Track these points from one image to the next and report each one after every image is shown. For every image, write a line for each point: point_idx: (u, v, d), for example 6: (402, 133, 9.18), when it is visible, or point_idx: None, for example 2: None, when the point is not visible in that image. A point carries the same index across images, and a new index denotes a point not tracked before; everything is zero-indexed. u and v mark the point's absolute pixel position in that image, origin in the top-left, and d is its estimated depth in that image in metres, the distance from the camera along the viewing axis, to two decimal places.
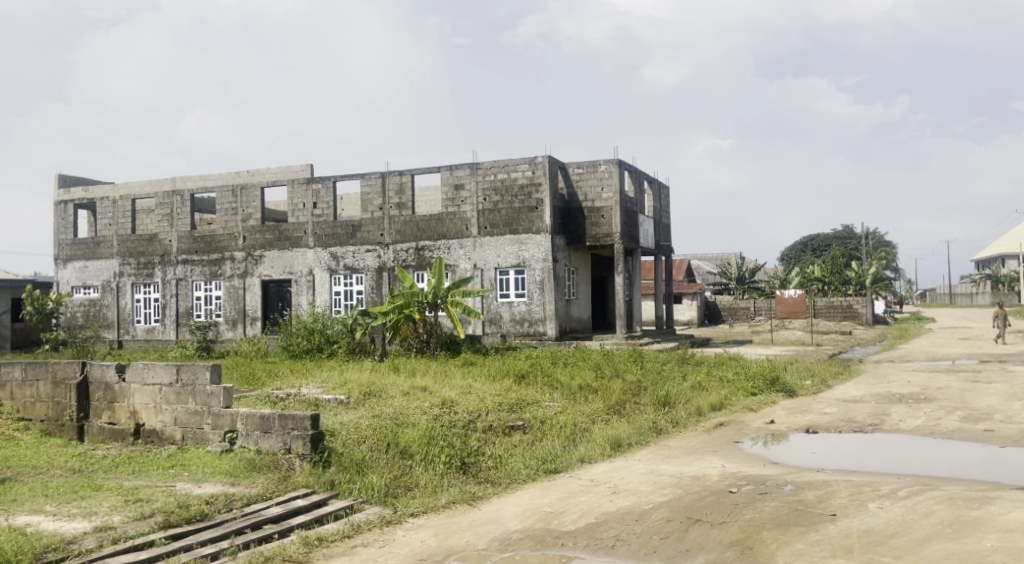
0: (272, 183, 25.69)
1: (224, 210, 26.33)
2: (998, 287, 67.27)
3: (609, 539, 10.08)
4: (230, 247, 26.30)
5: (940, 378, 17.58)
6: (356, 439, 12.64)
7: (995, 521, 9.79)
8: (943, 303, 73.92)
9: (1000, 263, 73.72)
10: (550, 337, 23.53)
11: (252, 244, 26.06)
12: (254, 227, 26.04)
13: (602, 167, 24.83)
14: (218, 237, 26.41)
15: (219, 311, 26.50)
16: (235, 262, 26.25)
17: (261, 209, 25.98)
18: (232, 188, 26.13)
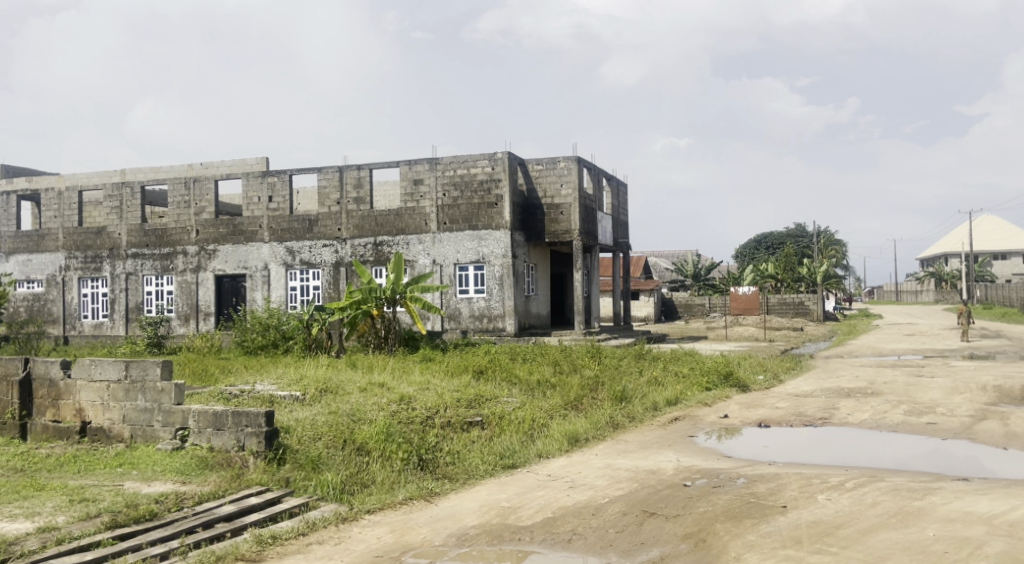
0: (226, 175, 25.52)
1: (177, 203, 26.12)
2: (942, 285, 68.76)
3: (566, 534, 10.22)
4: (183, 241, 26.09)
5: (886, 373, 17.94)
6: (312, 436, 12.66)
7: (937, 510, 10.06)
8: (891, 301, 75.28)
9: (943, 260, 75.26)
10: (508, 332, 23.69)
11: (205, 238, 25.89)
12: (207, 221, 25.87)
13: (561, 164, 24.98)
14: (170, 230, 26.20)
15: (170, 307, 26.33)
16: (187, 257, 26.06)
17: (214, 202, 25.80)
18: (185, 181, 25.89)
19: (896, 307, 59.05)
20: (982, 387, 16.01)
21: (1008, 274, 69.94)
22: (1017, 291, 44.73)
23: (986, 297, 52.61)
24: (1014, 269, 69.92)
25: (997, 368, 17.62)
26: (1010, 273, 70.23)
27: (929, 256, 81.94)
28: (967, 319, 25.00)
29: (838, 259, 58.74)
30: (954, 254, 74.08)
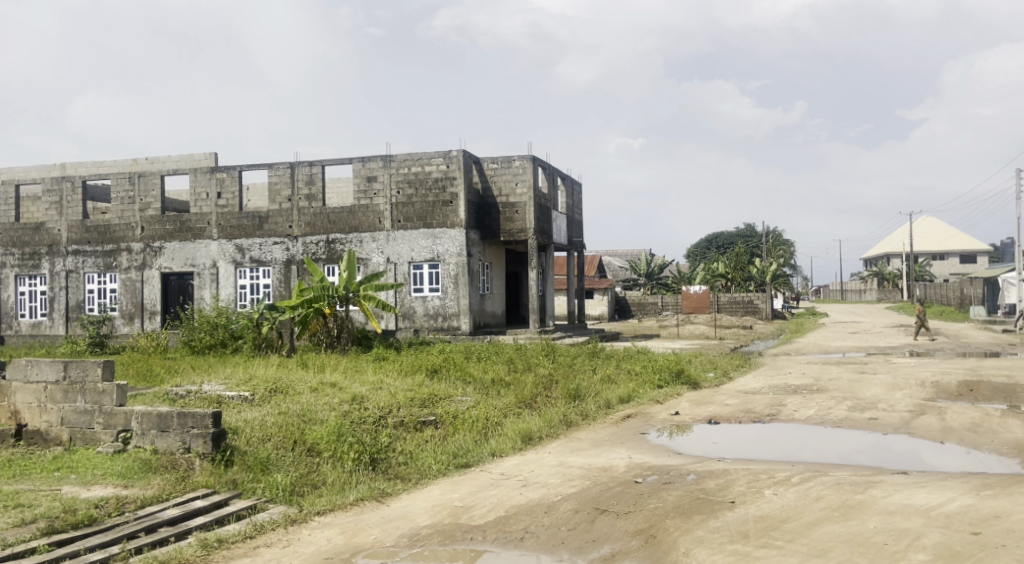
0: (173, 171, 25.23)
1: (120, 198, 25.73)
2: (885, 284, 70.04)
3: (518, 532, 10.29)
4: (127, 238, 25.75)
5: (830, 371, 18.26)
6: (261, 437, 12.57)
7: (878, 503, 10.27)
8: (835, 299, 76.67)
9: (885, 260, 76.67)
10: (464, 331, 23.74)
11: (150, 235, 25.57)
12: (153, 217, 25.55)
13: (516, 163, 25.07)
14: (114, 227, 25.84)
15: (114, 305, 26.00)
16: (132, 254, 25.73)
17: (160, 198, 25.49)
18: (129, 176, 25.48)
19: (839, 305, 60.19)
20: (922, 383, 16.36)
21: (946, 274, 71.52)
22: (954, 290, 45.78)
23: (921, 296, 53.82)
24: (951, 269, 71.52)
25: (936, 364, 18.02)
26: (947, 273, 71.87)
27: (872, 255, 83.51)
28: (923, 320, 25.34)
29: (787, 259, 59.60)
30: (895, 254, 75.61)
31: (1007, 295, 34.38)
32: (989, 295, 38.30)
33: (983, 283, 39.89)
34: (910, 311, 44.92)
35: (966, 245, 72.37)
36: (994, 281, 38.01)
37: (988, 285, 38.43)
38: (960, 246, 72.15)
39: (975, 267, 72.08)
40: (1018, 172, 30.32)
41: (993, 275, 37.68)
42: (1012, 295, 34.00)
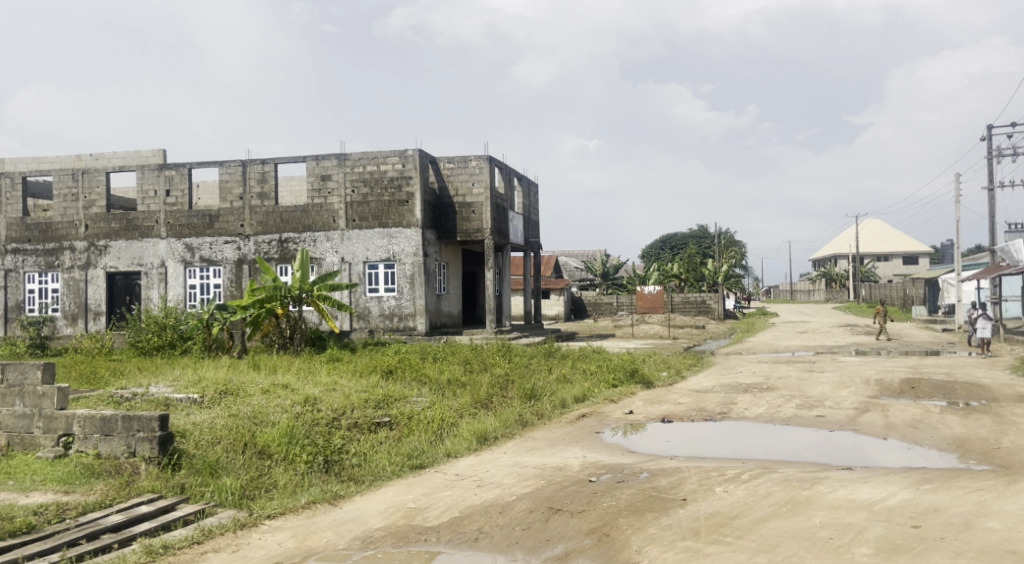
0: (118, 168, 24.84)
1: (63, 195, 25.27)
2: (833, 285, 71.06)
3: (473, 532, 10.29)
4: (70, 236, 25.30)
5: (780, 369, 18.47)
6: (210, 440, 12.43)
7: (824, 498, 10.41)
8: (786, 299, 77.62)
9: (835, 261, 77.82)
10: (419, 332, 23.70)
11: (95, 233, 25.17)
12: (97, 215, 25.16)
13: (472, 163, 25.07)
14: (56, 224, 25.38)
15: (56, 305, 25.53)
16: (75, 253, 25.29)
17: (105, 195, 25.10)
18: (72, 172, 25.05)
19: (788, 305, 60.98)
20: (867, 381, 16.62)
21: (890, 275, 72.65)
22: (897, 290, 46.60)
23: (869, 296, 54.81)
24: (895, 270, 72.69)
25: (880, 363, 18.32)
26: (891, 274, 73.01)
27: (819, 256, 84.64)
28: (885, 320, 25.50)
29: (740, 259, 60.28)
30: (841, 256, 76.62)
31: (947, 295, 35.09)
32: (930, 296, 39.04)
33: (924, 284, 40.74)
34: (857, 311, 45.69)
35: (908, 247, 73.68)
36: (935, 282, 38.77)
37: (929, 286, 39.17)
38: (902, 248, 73.41)
39: (917, 268, 73.43)
40: (957, 175, 30.92)
41: (934, 275, 38.42)
42: (951, 294, 34.72)
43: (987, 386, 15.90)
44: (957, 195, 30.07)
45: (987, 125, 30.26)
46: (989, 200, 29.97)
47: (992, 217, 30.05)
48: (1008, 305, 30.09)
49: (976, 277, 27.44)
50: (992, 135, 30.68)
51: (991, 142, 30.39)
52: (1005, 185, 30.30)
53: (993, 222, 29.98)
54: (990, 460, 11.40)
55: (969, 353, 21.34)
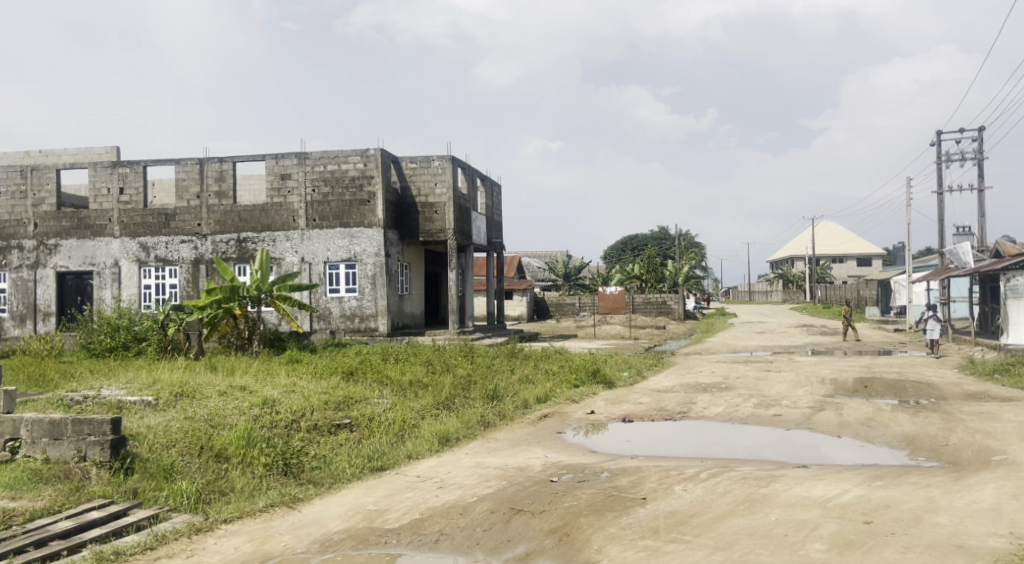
0: (69, 165, 24.47)
1: (12, 193, 24.82)
2: (789, 286, 71.84)
3: (433, 534, 10.23)
4: (19, 235, 24.87)
5: (738, 369, 18.60)
6: (165, 443, 12.26)
7: (780, 496, 10.47)
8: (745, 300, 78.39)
9: (793, 262, 78.71)
10: (381, 333, 23.60)
11: (45, 232, 24.79)
12: (47, 213, 24.77)
13: (435, 163, 25.00)
14: (5, 223, 24.94)
15: (5, 306, 25.09)
16: (24, 252, 24.88)
17: (55, 192, 24.72)
18: (21, 169, 24.60)
19: (746, 306, 61.58)
20: (822, 380, 16.78)
21: (844, 276, 73.64)
22: (850, 292, 47.34)
23: (824, 295, 55.53)
24: (850, 271, 73.70)
25: (835, 362, 18.51)
26: (846, 275, 74.00)
27: (777, 257, 85.48)
28: (847, 322, 25.74)
29: (699, 260, 60.78)
30: (797, 257, 77.47)
31: (897, 296, 35.61)
32: (881, 297, 39.59)
33: (877, 285, 41.29)
34: (814, 310, 46.23)
35: (862, 249, 74.70)
36: (886, 284, 39.32)
37: (881, 287, 39.70)
38: (857, 250, 74.40)
39: (871, 269, 74.55)
40: (907, 180, 31.37)
41: (886, 277, 38.97)
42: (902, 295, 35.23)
43: (936, 385, 16.12)
44: (907, 199, 30.50)
45: (935, 131, 30.73)
46: (939, 204, 30.44)
47: (941, 221, 30.52)
48: (957, 306, 30.57)
49: (926, 279, 27.85)
50: (941, 140, 31.17)
51: (941, 147, 30.89)
52: (954, 190, 30.80)
53: (943, 225, 30.46)
54: (939, 457, 11.54)
55: (918, 353, 21.66)
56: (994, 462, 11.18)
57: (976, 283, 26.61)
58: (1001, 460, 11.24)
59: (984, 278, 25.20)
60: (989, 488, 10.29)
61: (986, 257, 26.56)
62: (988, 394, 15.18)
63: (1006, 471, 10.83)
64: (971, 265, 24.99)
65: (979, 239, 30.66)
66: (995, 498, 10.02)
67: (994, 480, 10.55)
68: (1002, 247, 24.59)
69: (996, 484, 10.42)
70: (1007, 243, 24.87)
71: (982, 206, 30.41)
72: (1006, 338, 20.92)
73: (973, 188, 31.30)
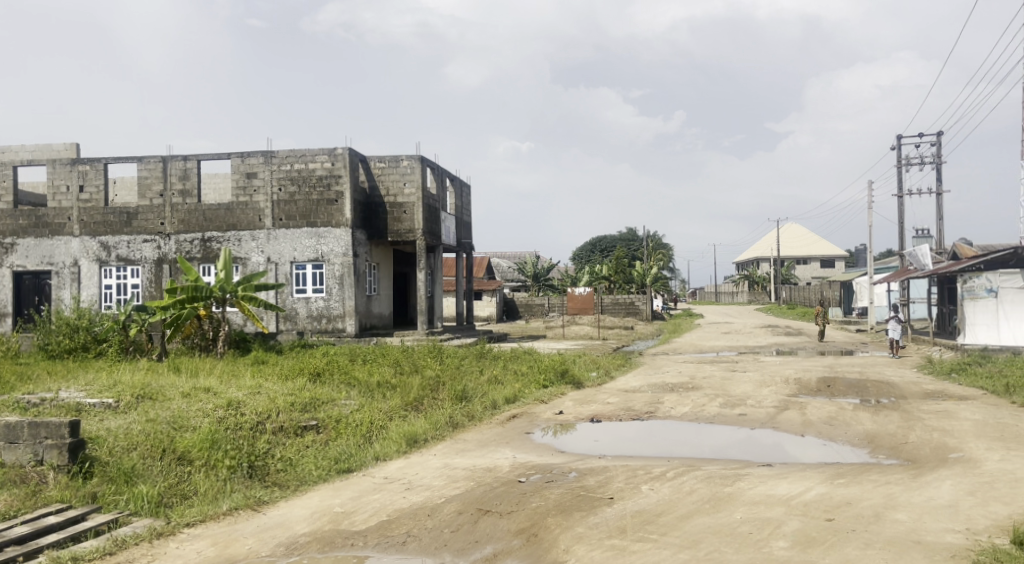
0: (27, 163, 24.10)
1: None
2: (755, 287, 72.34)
3: (400, 536, 10.14)
4: None
5: (705, 369, 18.66)
6: (125, 446, 12.08)
7: (745, 495, 10.48)
8: (711, 301, 78.86)
9: (759, 263, 79.26)
10: (349, 333, 23.45)
11: (2, 231, 24.42)
12: (4, 211, 24.40)
13: (403, 162, 24.89)
14: None
15: None
16: None
17: (13, 189, 24.35)
18: None
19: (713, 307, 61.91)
20: (786, 380, 16.87)
21: (808, 278, 74.28)
22: (813, 294, 47.75)
23: (789, 295, 56.04)
24: (815, 273, 74.31)
25: (800, 362, 18.63)
26: (810, 277, 74.61)
27: (743, 257, 86.01)
28: (822, 322, 25.87)
29: (666, 261, 61.02)
30: (763, 258, 77.97)
31: (860, 297, 35.96)
32: (844, 298, 39.97)
33: (840, 286, 41.65)
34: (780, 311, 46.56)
35: (827, 251, 75.37)
36: (848, 285, 39.69)
37: (843, 288, 40.08)
38: (822, 251, 75.03)
39: (835, 271, 75.22)
40: (868, 182, 31.68)
41: (848, 278, 39.37)
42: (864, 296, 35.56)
43: (895, 384, 16.25)
44: (868, 201, 30.80)
45: (895, 135, 31.09)
46: (899, 207, 30.79)
47: (901, 223, 30.86)
48: (916, 307, 30.92)
49: (887, 280, 28.16)
50: (900, 144, 31.50)
51: (901, 151, 31.25)
52: (913, 194, 31.13)
53: (903, 227, 30.80)
54: (899, 454, 11.61)
55: (878, 354, 21.86)
56: (952, 459, 11.27)
57: (935, 284, 26.92)
58: (959, 457, 11.33)
59: (942, 279, 25.50)
60: (946, 485, 10.37)
61: (945, 258, 26.87)
62: (945, 393, 15.32)
63: (963, 468, 10.91)
64: (930, 267, 25.26)
65: (938, 241, 31.04)
66: (952, 495, 10.09)
67: (951, 477, 10.63)
68: (961, 249, 24.90)
69: (953, 481, 10.49)
70: (965, 244, 25.18)
71: (939, 209, 30.78)
72: (963, 337, 21.18)
73: (932, 192, 31.68)
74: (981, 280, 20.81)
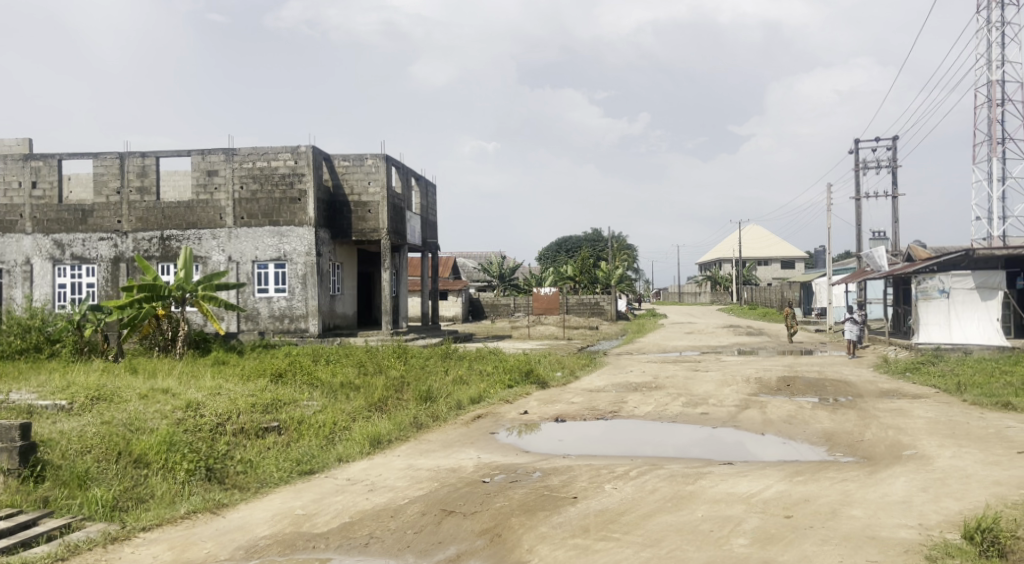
0: None
1: None
2: (717, 289, 72.78)
3: (363, 538, 9.99)
4: None
5: (668, 368, 18.66)
6: (79, 449, 11.80)
7: (707, 492, 10.44)
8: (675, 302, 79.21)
9: (722, 265, 79.76)
10: (311, 333, 23.21)
11: None
12: None
13: (368, 161, 24.68)
14: None
15: None
16: None
17: None
18: None
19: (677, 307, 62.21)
20: (747, 379, 16.90)
21: (769, 279, 74.85)
22: (774, 295, 48.12)
23: (750, 295, 56.42)
24: (775, 274, 74.86)
25: (761, 361, 18.69)
26: (771, 278, 75.17)
27: (705, 259, 86.45)
28: (793, 323, 25.87)
29: (631, 262, 61.19)
30: (725, 259, 78.37)
31: (819, 298, 36.21)
32: (804, 299, 40.26)
33: (800, 287, 41.96)
34: (742, 311, 46.83)
35: (788, 252, 76.00)
36: (808, 286, 39.93)
37: (804, 290, 40.36)
38: (783, 253, 75.62)
39: (796, 273, 75.85)
40: (827, 186, 31.96)
41: (807, 280, 39.66)
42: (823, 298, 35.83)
43: (852, 383, 16.31)
44: (827, 204, 31.00)
45: (853, 139, 31.40)
46: (857, 209, 31.04)
47: (859, 226, 31.14)
48: (872, 307, 31.26)
49: (845, 281, 28.36)
50: (858, 148, 31.88)
51: (859, 155, 31.58)
52: (869, 197, 31.49)
53: (859, 230, 31.11)
54: (856, 452, 11.65)
55: (835, 354, 21.97)
56: (906, 456, 11.31)
57: (891, 285, 27.12)
58: (912, 454, 11.38)
59: (898, 280, 25.74)
60: (900, 482, 10.39)
61: (901, 259, 27.12)
62: (899, 392, 15.41)
63: (915, 464, 10.95)
64: (886, 268, 25.46)
65: (894, 243, 31.34)
66: (906, 491, 10.11)
67: (905, 473, 10.66)
68: (915, 250, 25.11)
69: (906, 478, 10.52)
70: (919, 246, 25.38)
71: (895, 213, 31.10)
72: (916, 338, 21.20)
73: (888, 195, 32.01)
74: (934, 281, 21.00)
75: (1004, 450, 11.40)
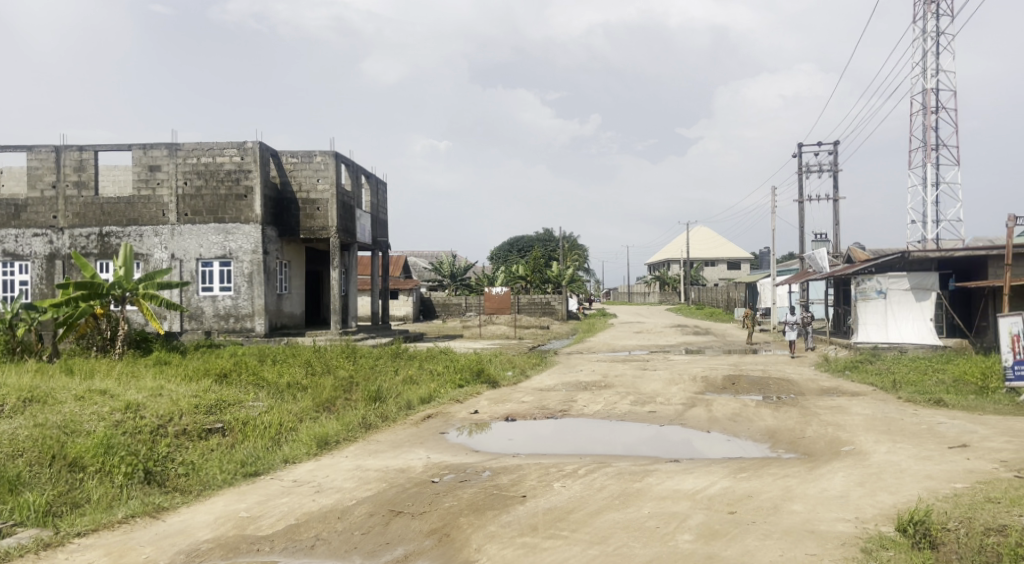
0: None
1: None
2: (666, 289, 73.11)
3: (309, 540, 9.73)
4: None
5: (616, 368, 18.56)
6: (10, 452, 11.39)
7: (654, 490, 10.33)
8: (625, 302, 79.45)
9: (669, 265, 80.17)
10: (257, 333, 22.80)
11: None
12: None
13: (316, 158, 24.30)
14: None
15: None
16: None
17: None
18: None
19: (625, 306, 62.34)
20: (694, 378, 16.86)
21: (716, 279, 75.41)
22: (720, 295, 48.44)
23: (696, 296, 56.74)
24: (721, 274, 75.37)
25: (708, 360, 18.66)
26: (717, 278, 75.70)
27: (652, 260, 86.96)
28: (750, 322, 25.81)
29: (581, 262, 61.20)
30: (673, 260, 78.78)
31: (762, 298, 36.42)
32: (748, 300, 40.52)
33: (745, 287, 42.20)
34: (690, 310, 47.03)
35: (734, 253, 76.65)
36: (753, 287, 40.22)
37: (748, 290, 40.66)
38: (728, 253, 76.26)
39: (741, 273, 76.52)
40: (772, 188, 32.16)
41: (752, 281, 39.92)
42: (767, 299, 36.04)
43: (794, 381, 16.33)
44: (771, 206, 31.21)
45: (797, 143, 31.70)
46: (801, 210, 31.27)
47: (803, 227, 31.37)
48: (815, 308, 31.54)
49: (788, 283, 28.55)
50: (801, 152, 32.18)
51: (802, 158, 31.86)
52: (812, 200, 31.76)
53: (802, 231, 31.35)
54: (797, 448, 11.62)
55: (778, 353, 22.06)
56: (844, 452, 11.31)
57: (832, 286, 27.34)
58: (850, 450, 11.38)
59: (839, 280, 25.94)
60: (838, 476, 10.38)
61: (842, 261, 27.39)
62: (838, 390, 15.46)
63: (853, 460, 10.96)
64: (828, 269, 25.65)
65: (835, 245, 31.65)
66: (844, 485, 10.10)
67: (843, 469, 10.65)
68: (854, 252, 25.32)
69: (845, 473, 10.51)
70: (859, 248, 25.63)
71: (836, 215, 31.41)
72: (855, 337, 21.36)
73: (829, 198, 32.37)
74: (871, 282, 21.16)
75: (936, 444, 11.45)
